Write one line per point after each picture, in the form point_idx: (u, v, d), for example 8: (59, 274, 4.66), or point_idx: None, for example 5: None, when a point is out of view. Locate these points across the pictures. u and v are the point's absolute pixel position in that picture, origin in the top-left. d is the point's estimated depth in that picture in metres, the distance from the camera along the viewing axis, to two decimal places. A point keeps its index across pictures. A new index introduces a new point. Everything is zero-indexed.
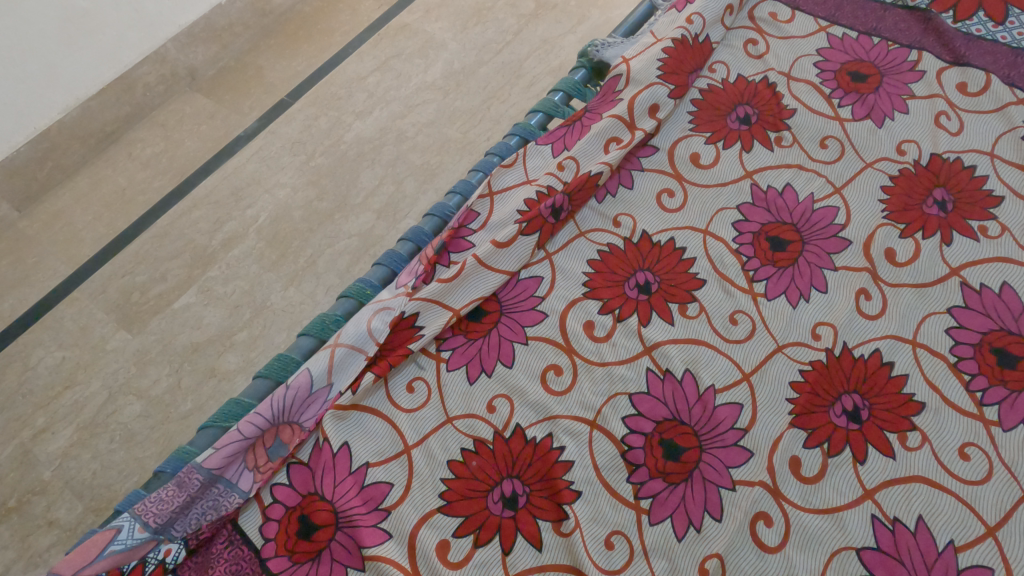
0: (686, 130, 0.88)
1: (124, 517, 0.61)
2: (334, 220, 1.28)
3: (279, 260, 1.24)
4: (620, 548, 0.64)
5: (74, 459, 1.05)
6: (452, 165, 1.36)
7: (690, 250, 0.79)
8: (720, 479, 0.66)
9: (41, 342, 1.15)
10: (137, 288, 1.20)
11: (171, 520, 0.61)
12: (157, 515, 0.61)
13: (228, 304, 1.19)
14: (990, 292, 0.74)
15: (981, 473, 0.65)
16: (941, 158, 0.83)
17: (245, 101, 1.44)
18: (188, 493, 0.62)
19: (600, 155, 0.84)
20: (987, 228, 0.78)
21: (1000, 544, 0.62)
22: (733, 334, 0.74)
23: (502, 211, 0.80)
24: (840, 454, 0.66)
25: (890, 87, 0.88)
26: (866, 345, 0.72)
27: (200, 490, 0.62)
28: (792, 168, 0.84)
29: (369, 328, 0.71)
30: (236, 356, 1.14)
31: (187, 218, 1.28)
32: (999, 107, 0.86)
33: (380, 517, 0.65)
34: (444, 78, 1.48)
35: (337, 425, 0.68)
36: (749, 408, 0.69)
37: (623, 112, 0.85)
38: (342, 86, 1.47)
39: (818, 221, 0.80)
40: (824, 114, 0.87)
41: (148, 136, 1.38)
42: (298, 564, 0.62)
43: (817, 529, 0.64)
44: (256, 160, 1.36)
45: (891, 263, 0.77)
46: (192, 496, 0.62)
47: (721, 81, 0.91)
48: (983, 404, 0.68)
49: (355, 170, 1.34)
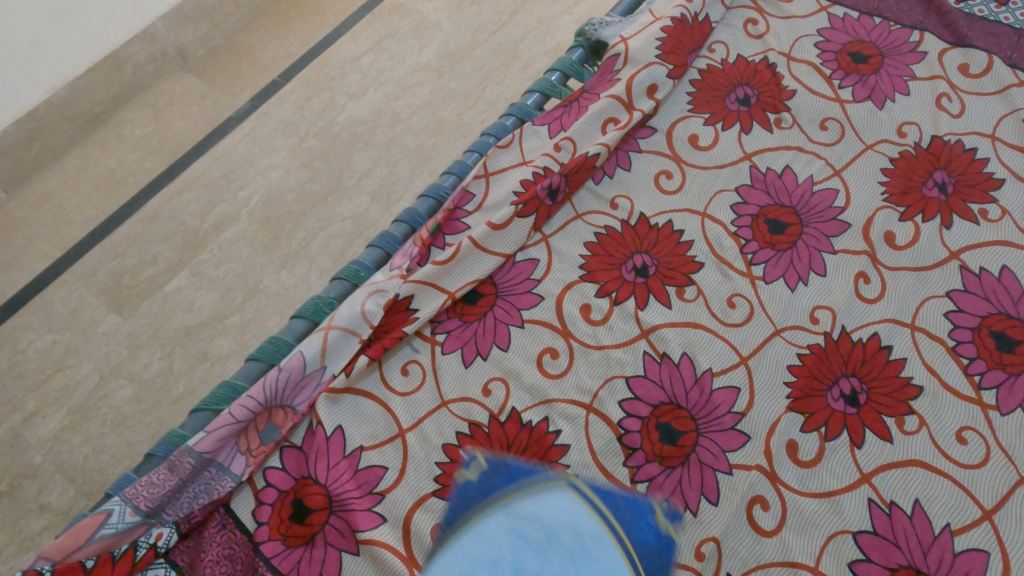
0: (684, 111, 0.86)
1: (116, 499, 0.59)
2: (327, 203, 1.27)
3: (272, 243, 1.22)
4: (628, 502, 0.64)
5: (65, 443, 1.04)
6: (447, 147, 1.34)
7: (688, 233, 0.78)
8: (717, 463, 0.65)
9: (30, 326, 1.13)
10: (128, 271, 1.19)
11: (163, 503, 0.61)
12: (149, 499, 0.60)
13: (220, 287, 1.18)
14: (989, 275, 0.73)
15: (979, 457, 0.65)
16: (942, 140, 0.82)
17: (236, 81, 1.42)
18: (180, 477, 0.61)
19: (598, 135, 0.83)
20: (987, 211, 0.77)
21: (996, 527, 0.61)
22: (732, 318, 0.73)
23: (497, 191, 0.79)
24: (838, 438, 0.66)
25: (892, 68, 0.87)
26: (864, 329, 0.71)
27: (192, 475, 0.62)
28: (792, 150, 0.83)
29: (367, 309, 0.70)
30: (229, 340, 1.13)
31: (178, 200, 1.26)
32: (1001, 88, 0.85)
33: (375, 501, 0.64)
34: (439, 59, 1.45)
35: (331, 409, 0.68)
36: (747, 391, 0.69)
37: (622, 92, 0.84)
38: (335, 67, 1.44)
39: (817, 204, 0.79)
40: (824, 95, 0.86)
41: (137, 117, 1.36)
42: (292, 548, 0.61)
43: (814, 513, 0.63)
44: (248, 141, 1.34)
45: (891, 246, 0.76)
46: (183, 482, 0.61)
47: (721, 62, 0.89)
48: (982, 387, 0.68)
49: (348, 153, 1.33)
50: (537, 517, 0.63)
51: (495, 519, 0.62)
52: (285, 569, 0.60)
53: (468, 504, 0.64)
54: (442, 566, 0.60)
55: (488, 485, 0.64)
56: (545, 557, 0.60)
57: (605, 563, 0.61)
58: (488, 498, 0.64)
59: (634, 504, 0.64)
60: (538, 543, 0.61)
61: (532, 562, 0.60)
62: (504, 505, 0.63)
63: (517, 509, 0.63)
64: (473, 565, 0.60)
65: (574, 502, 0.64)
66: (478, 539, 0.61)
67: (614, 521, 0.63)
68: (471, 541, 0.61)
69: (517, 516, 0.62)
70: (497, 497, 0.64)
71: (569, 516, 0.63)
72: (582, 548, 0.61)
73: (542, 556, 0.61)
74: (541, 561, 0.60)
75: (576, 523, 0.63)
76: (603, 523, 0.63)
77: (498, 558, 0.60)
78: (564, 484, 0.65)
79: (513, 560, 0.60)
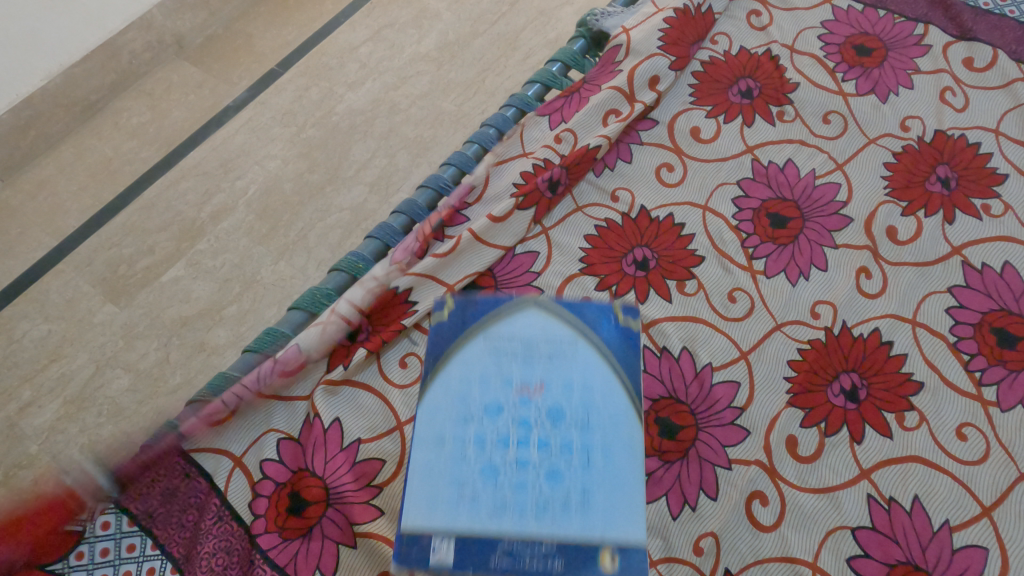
0: (686, 103, 0.86)
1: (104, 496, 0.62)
2: (325, 193, 1.26)
3: (269, 233, 1.21)
4: (625, 342, 0.62)
5: (61, 433, 1.03)
6: (446, 138, 1.33)
7: (689, 226, 0.78)
8: (716, 458, 0.65)
9: (26, 315, 1.12)
10: (124, 261, 1.18)
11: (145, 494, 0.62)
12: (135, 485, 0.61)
13: (217, 277, 1.17)
14: (991, 272, 0.73)
15: (978, 453, 0.65)
16: (946, 135, 0.81)
17: (234, 70, 1.41)
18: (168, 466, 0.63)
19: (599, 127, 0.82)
20: (989, 207, 0.76)
21: (994, 524, 0.61)
22: (732, 312, 0.73)
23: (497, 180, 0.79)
24: (838, 434, 0.66)
25: (896, 62, 0.86)
26: (865, 324, 0.71)
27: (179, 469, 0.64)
28: (794, 144, 0.82)
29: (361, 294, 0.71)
30: (226, 331, 1.13)
31: (175, 189, 1.26)
32: (1005, 83, 0.84)
33: (372, 494, 0.64)
34: (438, 49, 1.44)
35: (329, 401, 0.67)
36: (747, 386, 0.69)
37: (623, 83, 0.83)
38: (333, 56, 1.43)
39: (819, 198, 0.78)
40: (827, 88, 0.85)
41: (134, 106, 1.35)
42: (289, 540, 0.61)
43: (813, 508, 0.63)
44: (245, 131, 1.33)
45: (893, 241, 0.75)
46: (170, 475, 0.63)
47: (724, 54, 0.89)
48: (982, 384, 0.67)
49: (347, 143, 1.32)
50: (511, 335, 0.62)
51: (473, 344, 0.62)
52: (282, 561, 0.60)
53: (448, 340, 0.63)
54: (435, 394, 0.59)
55: (460, 320, 0.64)
56: (529, 365, 0.60)
57: (582, 360, 0.60)
58: (463, 334, 0.63)
59: (595, 308, 0.64)
60: (520, 355, 0.61)
61: (517, 372, 0.60)
62: (480, 331, 0.63)
63: (492, 333, 0.62)
64: (463, 387, 0.59)
65: (542, 316, 0.63)
66: (463, 365, 0.61)
67: (586, 326, 0.63)
68: (457, 367, 0.61)
69: (494, 339, 0.62)
70: (473, 330, 0.63)
71: (542, 327, 0.63)
72: (560, 352, 0.61)
73: (526, 364, 0.60)
74: (525, 369, 0.60)
75: (548, 332, 0.62)
76: (574, 329, 0.62)
77: (486, 375, 0.60)
78: (530, 304, 0.64)
79: (501, 374, 0.60)
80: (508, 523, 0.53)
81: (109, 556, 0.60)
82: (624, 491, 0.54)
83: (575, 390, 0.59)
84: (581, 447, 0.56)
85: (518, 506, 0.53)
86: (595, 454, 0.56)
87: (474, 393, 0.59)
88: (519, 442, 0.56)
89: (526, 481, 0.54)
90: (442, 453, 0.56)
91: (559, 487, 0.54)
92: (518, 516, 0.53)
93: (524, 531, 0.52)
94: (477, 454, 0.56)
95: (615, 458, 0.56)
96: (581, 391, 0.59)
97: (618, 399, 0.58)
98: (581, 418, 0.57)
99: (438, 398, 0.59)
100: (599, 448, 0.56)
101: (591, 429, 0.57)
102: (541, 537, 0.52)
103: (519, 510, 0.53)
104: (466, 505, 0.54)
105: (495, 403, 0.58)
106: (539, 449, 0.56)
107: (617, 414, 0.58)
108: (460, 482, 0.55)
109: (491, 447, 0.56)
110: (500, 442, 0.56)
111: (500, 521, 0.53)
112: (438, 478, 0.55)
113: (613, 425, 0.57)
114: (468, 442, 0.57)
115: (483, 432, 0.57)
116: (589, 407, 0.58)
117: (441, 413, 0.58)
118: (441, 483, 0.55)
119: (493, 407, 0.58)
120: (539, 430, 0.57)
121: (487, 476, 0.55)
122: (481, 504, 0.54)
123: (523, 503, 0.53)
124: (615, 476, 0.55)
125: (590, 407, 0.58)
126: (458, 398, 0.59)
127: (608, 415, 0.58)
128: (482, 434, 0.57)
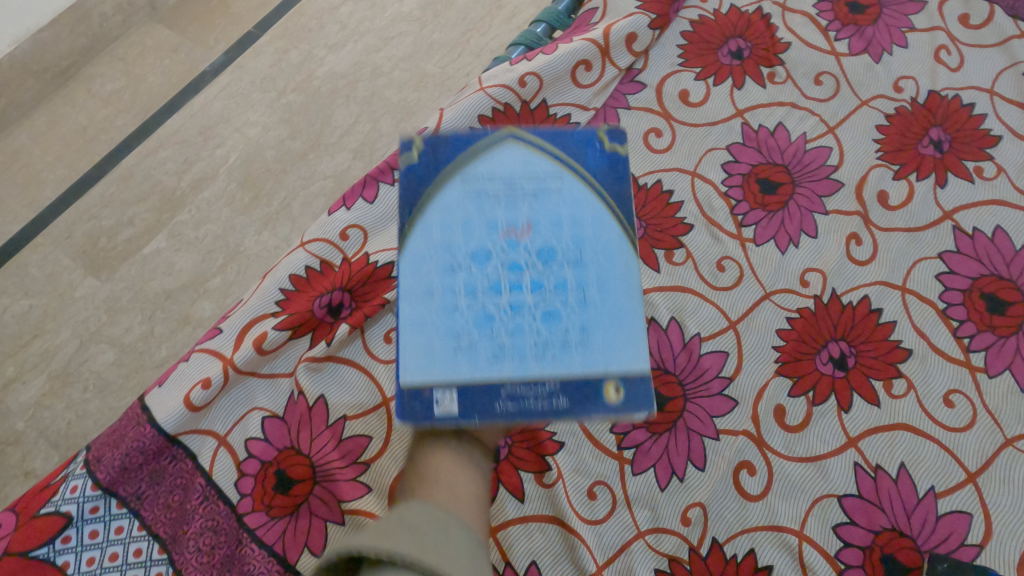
0: (675, 65, 0.83)
1: (78, 474, 0.62)
2: (308, 160, 1.23)
3: (252, 203, 1.19)
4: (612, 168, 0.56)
5: (48, 409, 1.03)
6: (431, 102, 1.30)
7: (677, 193, 0.76)
8: (704, 429, 0.65)
9: (5, 291, 1.11)
10: (104, 234, 1.16)
11: (123, 475, 0.62)
12: (106, 468, 0.61)
13: (200, 249, 1.15)
14: (983, 236, 0.72)
15: (965, 420, 0.64)
16: (939, 95, 0.79)
17: (210, 33, 1.36)
18: (140, 443, 0.62)
19: (572, 88, 0.80)
20: (982, 169, 0.75)
21: (979, 489, 0.61)
22: (720, 282, 0.72)
23: (451, 118, 0.76)
24: (826, 403, 0.66)
25: (890, 19, 0.83)
26: (854, 292, 0.70)
27: (157, 444, 0.63)
28: (785, 107, 0.80)
29: (304, 250, 0.71)
30: (210, 303, 1.11)
31: (152, 159, 1.22)
32: (1002, 40, 0.82)
33: (360, 470, 0.64)
34: (421, 9, 1.39)
35: (313, 377, 0.67)
36: (734, 356, 0.68)
37: (599, 37, 0.80)
38: (312, 17, 1.38)
39: (810, 162, 0.77)
40: (819, 48, 0.83)
41: (107, 71, 1.29)
42: (277, 519, 0.61)
43: (800, 477, 0.63)
44: (223, 97, 1.29)
45: (884, 207, 0.74)
46: (150, 452, 0.63)
47: (713, 12, 0.85)
48: (970, 350, 0.67)
49: (328, 108, 1.28)
50: (492, 172, 0.55)
51: (452, 186, 0.54)
52: (269, 540, 0.61)
53: (420, 178, 0.55)
54: (413, 240, 0.53)
55: (431, 160, 0.55)
56: (513, 204, 0.54)
57: (571, 193, 0.55)
58: (434, 169, 0.55)
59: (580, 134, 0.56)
60: (503, 194, 0.54)
61: (503, 215, 0.53)
62: (457, 172, 0.55)
63: (470, 172, 0.55)
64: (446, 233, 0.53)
65: (522, 146, 0.56)
66: (442, 209, 0.54)
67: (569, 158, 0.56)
68: (433, 212, 0.54)
69: (472, 179, 0.55)
70: (443, 164, 0.55)
71: (523, 162, 0.55)
72: (544, 186, 0.54)
73: (510, 204, 0.54)
74: (509, 210, 0.54)
75: (532, 165, 0.55)
76: (560, 159, 0.55)
77: (468, 219, 0.53)
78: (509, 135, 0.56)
79: (483, 218, 0.53)
80: (508, 368, 0.50)
81: (97, 539, 0.60)
82: (626, 324, 0.52)
83: (565, 226, 0.53)
84: (576, 285, 0.52)
85: (518, 351, 0.50)
86: (593, 291, 0.52)
87: (457, 241, 0.53)
88: (512, 286, 0.52)
89: (523, 327, 0.51)
90: (431, 304, 0.51)
91: (556, 328, 0.51)
92: (518, 361, 0.50)
93: (527, 374, 0.50)
94: (469, 304, 0.52)
95: (613, 295, 0.52)
96: (572, 226, 0.54)
97: (610, 231, 0.54)
98: (575, 256, 0.53)
99: (418, 244, 0.53)
100: (596, 282, 0.52)
101: (586, 267, 0.53)
102: (546, 377, 0.50)
103: (519, 353, 0.50)
104: (465, 356, 0.51)
105: (482, 249, 0.53)
106: (534, 292, 0.52)
107: (614, 249, 0.54)
108: (454, 335, 0.51)
109: (483, 296, 0.52)
110: (492, 289, 0.52)
111: (499, 367, 0.50)
112: (430, 332, 0.51)
113: (609, 257, 0.53)
114: (458, 292, 0.52)
115: (473, 279, 0.52)
116: (582, 242, 0.53)
117: (425, 261, 0.53)
118: (430, 337, 0.51)
119: (480, 254, 0.53)
120: (531, 272, 0.52)
121: (481, 324, 0.51)
122: (478, 353, 0.51)
123: (523, 348, 0.51)
124: (614, 312, 0.52)
125: (584, 241, 0.53)
126: (440, 245, 0.53)
127: (603, 248, 0.54)
128: (473, 283, 0.52)
